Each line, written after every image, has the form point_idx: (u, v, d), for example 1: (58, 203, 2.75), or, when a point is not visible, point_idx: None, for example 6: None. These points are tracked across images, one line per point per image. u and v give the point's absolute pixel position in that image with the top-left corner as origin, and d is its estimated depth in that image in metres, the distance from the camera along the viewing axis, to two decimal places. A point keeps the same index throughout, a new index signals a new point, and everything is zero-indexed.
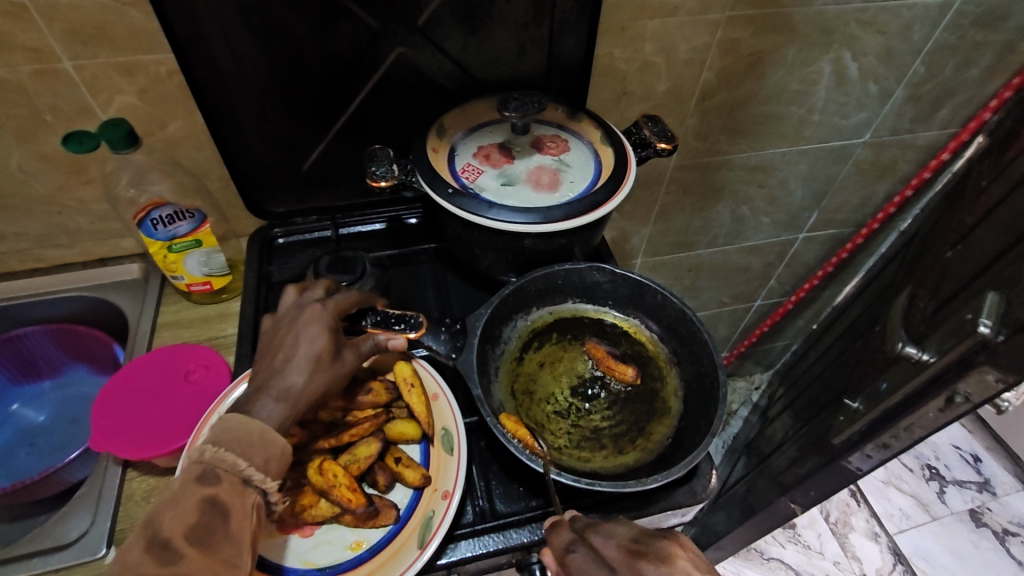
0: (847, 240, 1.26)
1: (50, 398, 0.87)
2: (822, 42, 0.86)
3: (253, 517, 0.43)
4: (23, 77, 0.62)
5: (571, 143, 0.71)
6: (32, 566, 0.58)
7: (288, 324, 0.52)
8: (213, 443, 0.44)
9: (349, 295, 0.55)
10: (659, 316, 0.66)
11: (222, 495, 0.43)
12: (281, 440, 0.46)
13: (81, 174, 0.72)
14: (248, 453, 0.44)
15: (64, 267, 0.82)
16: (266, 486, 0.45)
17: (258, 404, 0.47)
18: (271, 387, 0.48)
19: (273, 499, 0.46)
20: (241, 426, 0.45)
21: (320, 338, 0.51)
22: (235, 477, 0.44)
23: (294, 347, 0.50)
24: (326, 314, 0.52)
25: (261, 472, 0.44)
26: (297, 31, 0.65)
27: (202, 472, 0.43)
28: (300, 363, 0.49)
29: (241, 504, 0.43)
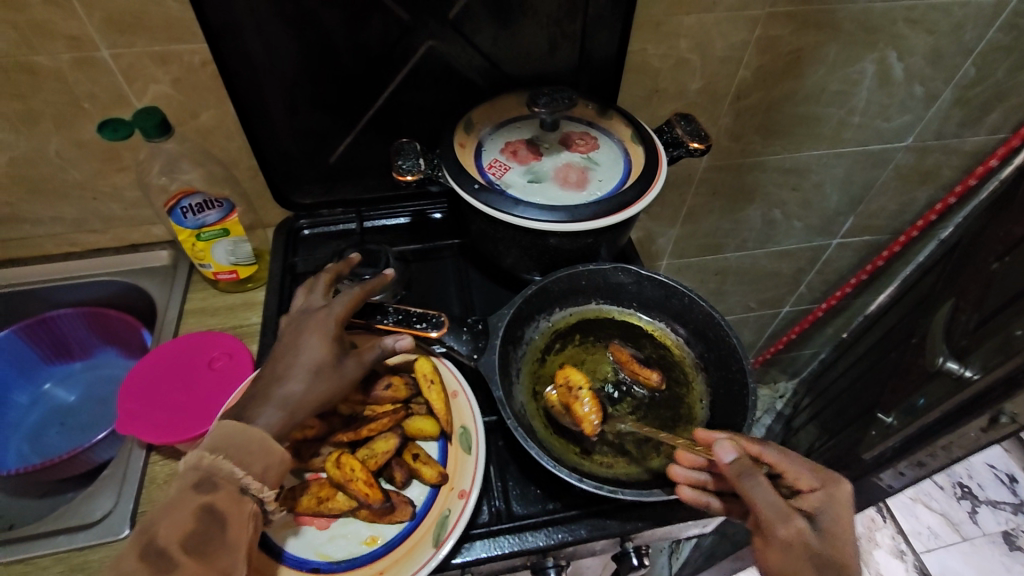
0: (883, 247, 1.21)
1: (80, 379, 0.89)
2: (866, 41, 0.82)
3: (249, 525, 0.44)
4: (62, 65, 0.63)
5: (600, 140, 0.69)
6: (57, 544, 0.59)
7: (292, 335, 0.53)
8: (212, 450, 0.45)
9: (352, 295, 0.54)
10: (686, 319, 0.64)
11: (220, 504, 0.43)
12: (280, 448, 0.47)
13: (115, 161, 0.73)
14: (246, 461, 0.45)
15: (96, 252, 0.84)
16: (264, 495, 0.45)
17: (261, 410, 0.48)
18: (273, 396, 0.49)
19: (270, 508, 0.46)
20: (239, 433, 0.45)
21: (321, 348, 0.51)
22: (233, 486, 0.44)
23: (294, 356, 0.51)
24: (331, 324, 0.52)
25: (259, 481, 0.45)
26: (329, 23, 0.65)
27: (201, 478, 0.43)
28: (300, 372, 0.50)
29: (238, 513, 0.44)
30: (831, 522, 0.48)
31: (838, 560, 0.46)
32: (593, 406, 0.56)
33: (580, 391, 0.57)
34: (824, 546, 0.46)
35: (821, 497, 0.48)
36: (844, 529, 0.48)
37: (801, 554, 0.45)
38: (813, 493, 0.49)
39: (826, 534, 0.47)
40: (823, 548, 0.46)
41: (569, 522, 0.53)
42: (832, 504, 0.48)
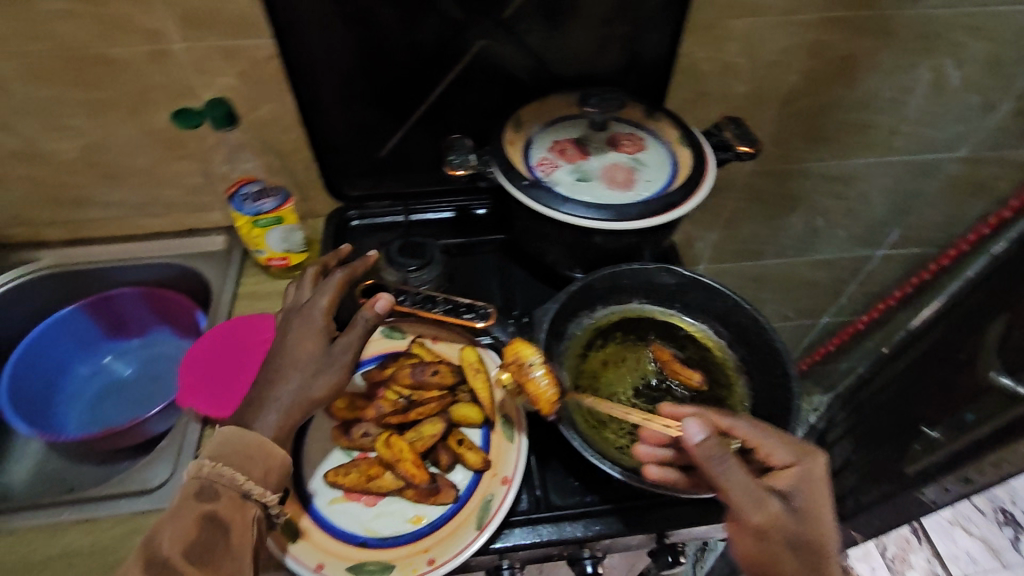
0: (930, 260, 1.18)
1: (136, 355, 0.93)
2: (922, 48, 0.81)
3: (253, 530, 0.45)
4: (138, 56, 0.67)
5: (647, 141, 0.70)
6: (119, 507, 0.62)
7: (281, 335, 0.53)
8: (211, 458, 0.45)
9: (334, 284, 0.54)
10: (729, 321, 0.64)
11: (222, 511, 0.44)
12: (280, 451, 0.47)
13: (179, 149, 0.77)
14: (246, 466, 0.45)
15: (157, 235, 0.88)
16: (266, 499, 0.46)
17: (257, 415, 0.49)
18: (267, 400, 0.49)
19: (274, 512, 0.47)
20: (237, 439, 0.46)
21: (309, 344, 0.51)
22: (234, 492, 0.44)
23: (282, 357, 0.51)
24: (318, 317, 0.53)
25: (260, 485, 0.45)
26: (387, 21, 0.68)
27: (200, 487, 0.44)
28: (290, 371, 0.50)
29: (241, 519, 0.44)
30: (807, 499, 0.47)
31: (810, 538, 0.46)
32: (549, 381, 0.50)
33: (532, 367, 0.50)
34: (799, 527, 0.46)
35: (797, 475, 0.48)
36: (820, 504, 0.48)
37: (774, 538, 0.45)
38: (788, 470, 0.48)
39: (801, 513, 0.47)
40: (799, 528, 0.46)
41: (608, 515, 0.54)
42: (809, 479, 0.48)
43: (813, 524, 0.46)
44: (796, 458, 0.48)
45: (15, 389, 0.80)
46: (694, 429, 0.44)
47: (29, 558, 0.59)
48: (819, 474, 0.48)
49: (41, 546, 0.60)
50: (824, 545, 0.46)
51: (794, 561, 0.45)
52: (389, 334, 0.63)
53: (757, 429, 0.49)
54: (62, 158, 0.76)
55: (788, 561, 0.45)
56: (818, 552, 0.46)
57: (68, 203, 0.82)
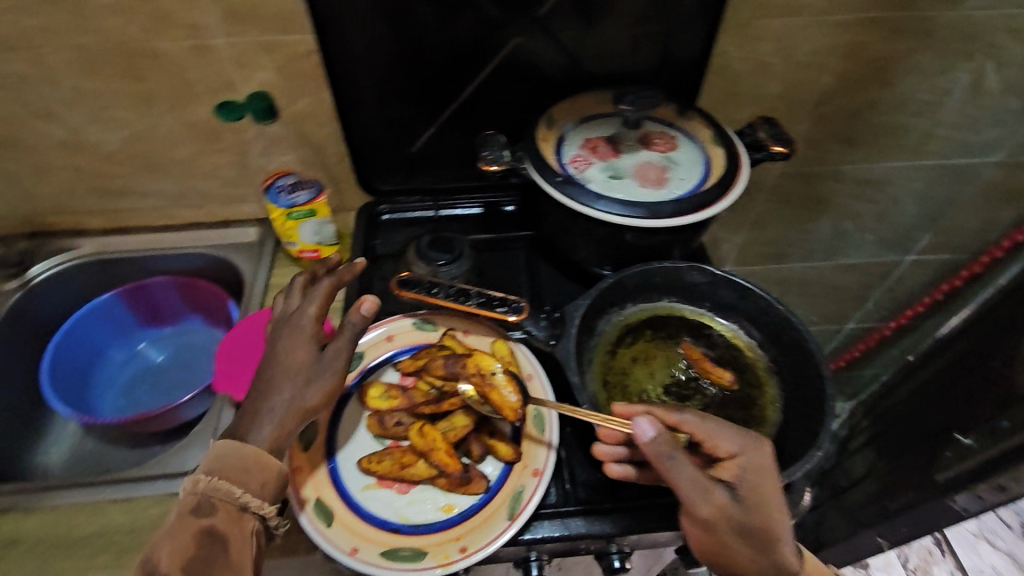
0: (961, 266, 1.16)
1: (169, 342, 0.95)
2: (961, 50, 0.80)
3: (252, 543, 0.45)
4: (182, 50, 0.69)
5: (680, 140, 0.70)
6: (156, 488, 0.64)
7: (270, 346, 0.53)
8: (206, 473, 0.45)
9: (322, 291, 0.55)
10: (761, 321, 0.64)
11: (220, 525, 0.44)
12: (275, 462, 0.47)
13: (217, 141, 0.79)
14: (242, 479, 0.45)
15: (191, 226, 0.90)
16: (265, 512, 0.46)
17: (252, 426, 0.48)
18: (261, 411, 0.49)
19: (272, 523, 0.47)
20: (232, 452, 0.46)
21: (299, 352, 0.51)
22: (231, 506, 0.44)
23: (273, 367, 0.51)
24: (307, 325, 0.53)
25: (258, 498, 0.45)
26: (424, 18, 0.69)
27: (197, 502, 0.44)
28: (282, 382, 0.50)
29: (239, 532, 0.44)
30: (754, 489, 0.47)
31: (759, 525, 0.46)
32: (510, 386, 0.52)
33: (493, 374, 0.53)
34: (748, 518, 0.46)
35: (741, 463, 0.47)
36: (767, 492, 0.47)
37: (722, 528, 0.45)
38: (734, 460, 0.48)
39: (748, 502, 0.46)
40: (746, 519, 0.46)
41: (637, 511, 0.53)
42: (756, 469, 0.47)
43: (762, 513, 0.46)
44: (743, 450, 0.48)
45: (55, 373, 0.83)
46: (648, 431, 0.45)
47: (70, 535, 0.61)
48: (766, 460, 0.47)
49: (82, 522, 0.62)
50: (775, 529, 0.46)
51: (742, 548, 0.46)
52: (421, 326, 0.64)
53: (701, 423, 0.48)
54: (106, 148, 0.79)
55: (737, 549, 0.46)
56: (766, 538, 0.46)
57: (108, 193, 0.85)
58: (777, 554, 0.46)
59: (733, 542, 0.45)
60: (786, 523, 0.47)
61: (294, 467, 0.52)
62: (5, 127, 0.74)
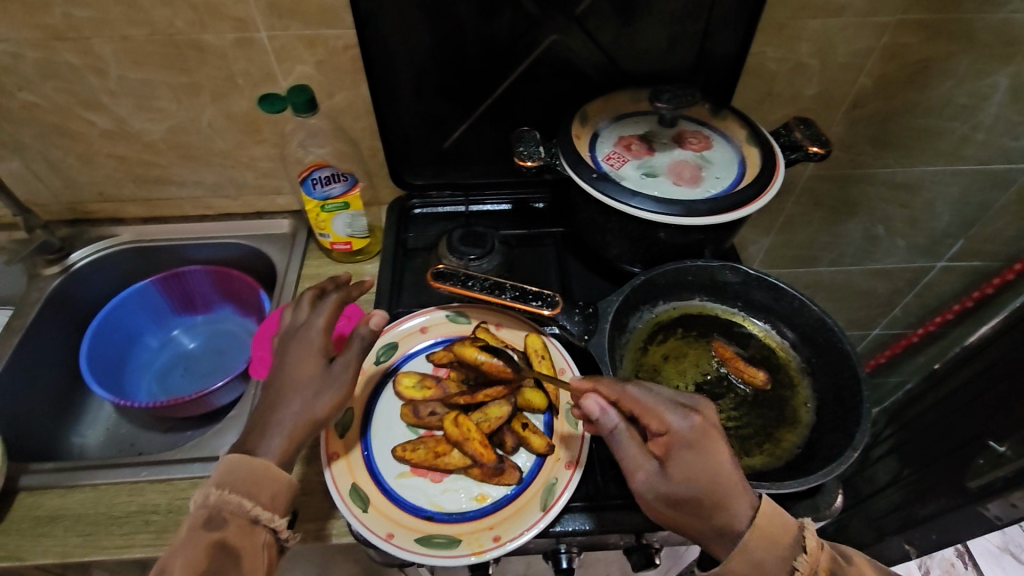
0: (994, 274, 1.14)
1: (200, 330, 0.97)
2: (1003, 53, 0.79)
3: (262, 554, 0.47)
4: (226, 43, 0.71)
5: (715, 140, 0.70)
6: (192, 470, 0.66)
7: (279, 357, 0.54)
8: (217, 486, 0.47)
9: (330, 305, 0.56)
10: (795, 322, 0.64)
11: (230, 538, 0.46)
12: (284, 475, 0.49)
13: (255, 133, 0.81)
14: (253, 492, 0.47)
15: (226, 216, 0.92)
16: (274, 524, 0.48)
17: (261, 439, 0.50)
18: (269, 424, 0.51)
19: (282, 536, 0.49)
20: (243, 466, 0.48)
21: (308, 365, 0.53)
22: (243, 519, 0.46)
23: (282, 379, 0.52)
24: (316, 338, 0.54)
25: (268, 510, 0.47)
26: (463, 14, 0.70)
27: (208, 516, 0.46)
28: (291, 394, 0.52)
29: (251, 544, 0.46)
30: (685, 459, 0.46)
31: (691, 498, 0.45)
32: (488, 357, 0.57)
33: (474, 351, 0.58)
34: (675, 487, 0.45)
35: (673, 436, 0.47)
36: (699, 464, 0.46)
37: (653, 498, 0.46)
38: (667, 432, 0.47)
39: (678, 474, 0.46)
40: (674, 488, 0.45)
41: None
42: (688, 439, 0.47)
43: (693, 482, 0.45)
44: (676, 421, 0.47)
45: (94, 357, 0.85)
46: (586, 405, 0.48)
47: (110, 513, 0.63)
48: (698, 432, 0.47)
49: (122, 501, 0.64)
50: (712, 499, 0.45)
51: (678, 516, 0.46)
52: (454, 319, 0.65)
53: (636, 395, 0.49)
54: (148, 138, 0.81)
55: (670, 516, 0.46)
56: (701, 509, 0.45)
57: (148, 182, 0.87)
58: (716, 523, 0.45)
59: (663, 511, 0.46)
60: (728, 492, 0.45)
61: (330, 454, 0.53)
62: (55, 116, 0.77)
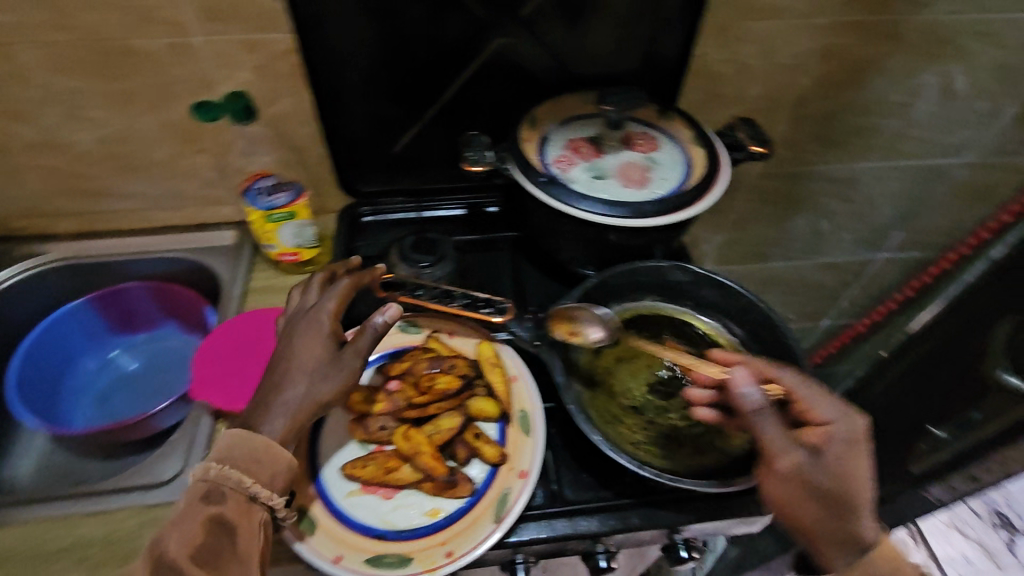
0: (932, 264, 1.19)
1: (142, 349, 0.93)
2: (932, 53, 0.82)
3: (259, 535, 0.45)
4: (159, 48, 0.68)
5: (662, 141, 0.70)
6: (131, 499, 0.62)
7: (286, 339, 0.52)
8: (218, 461, 0.45)
9: (341, 289, 0.54)
10: (743, 318, 0.65)
11: (229, 513, 0.44)
12: (287, 454, 0.46)
13: (195, 142, 0.77)
14: (252, 470, 0.45)
15: (169, 229, 0.88)
16: (273, 502, 0.46)
17: (264, 418, 0.48)
18: (273, 405, 0.48)
19: (280, 515, 0.46)
20: (244, 443, 0.46)
21: (315, 348, 0.50)
22: (241, 496, 0.45)
23: (289, 360, 0.50)
24: (326, 321, 0.52)
25: (267, 488, 0.45)
26: (409, 17, 0.68)
27: (208, 490, 0.44)
28: (297, 376, 0.49)
29: (248, 522, 0.44)
30: (837, 457, 0.49)
31: (835, 491, 0.48)
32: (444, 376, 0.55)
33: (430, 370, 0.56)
34: (824, 477, 0.48)
35: (830, 431, 0.50)
36: (852, 463, 0.49)
37: (797, 483, 0.48)
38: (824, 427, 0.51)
39: (827, 466, 0.49)
40: (818, 478, 0.48)
41: (623, 509, 0.54)
42: (839, 439, 0.50)
43: (840, 480, 0.49)
44: (834, 418, 0.51)
45: (24, 381, 0.80)
46: (743, 378, 0.49)
47: (42, 548, 0.59)
48: (859, 435, 0.50)
49: (54, 535, 0.60)
50: (852, 496, 0.48)
51: (813, 506, 0.48)
52: (406, 328, 0.64)
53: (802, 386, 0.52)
54: (79, 149, 0.76)
55: (806, 505, 0.48)
56: (839, 504, 0.48)
57: (81, 195, 0.82)
58: (844, 521, 0.49)
59: (808, 500, 0.48)
60: (866, 497, 0.49)
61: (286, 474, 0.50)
62: None
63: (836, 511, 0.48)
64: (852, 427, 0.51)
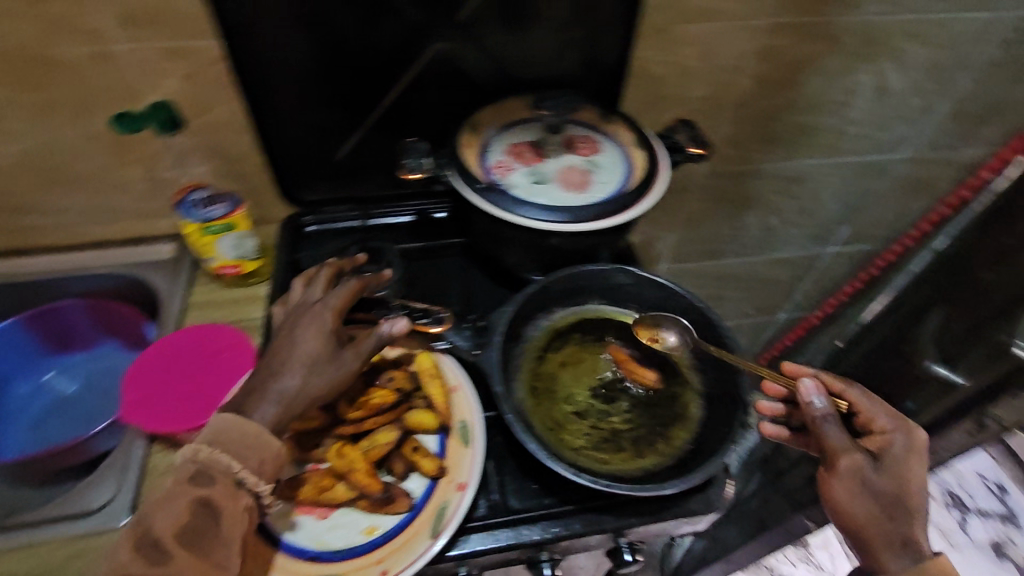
0: (878, 256, 1.22)
1: (81, 369, 0.89)
2: (865, 53, 0.85)
3: (243, 519, 0.46)
4: (78, 57, 0.65)
5: (603, 144, 0.70)
6: (58, 530, 0.59)
7: (288, 329, 0.52)
8: (209, 444, 0.46)
9: (348, 287, 0.54)
10: (685, 320, 0.65)
11: (216, 496, 0.45)
12: (277, 442, 0.47)
13: (125, 154, 0.75)
14: (242, 456, 0.46)
15: (103, 244, 0.85)
16: (260, 489, 0.46)
17: (256, 405, 0.48)
18: (268, 391, 0.49)
19: (266, 501, 0.47)
20: (236, 428, 0.46)
21: (316, 342, 0.51)
22: (229, 479, 0.45)
23: (290, 350, 0.51)
24: (329, 317, 0.52)
25: (255, 475, 0.46)
26: (342, 21, 0.67)
27: (196, 471, 0.45)
28: (295, 367, 0.50)
29: (233, 507, 0.45)
30: (896, 463, 0.52)
31: (894, 495, 0.51)
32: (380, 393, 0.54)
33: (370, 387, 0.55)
34: (884, 481, 0.51)
35: (893, 439, 0.53)
36: (911, 471, 0.52)
37: (857, 483, 0.51)
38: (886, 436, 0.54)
39: (886, 471, 0.52)
40: (880, 481, 0.51)
41: (566, 516, 0.54)
42: (903, 448, 0.53)
43: (901, 486, 0.51)
44: (897, 429, 0.54)
45: None
46: (810, 387, 0.54)
47: None
48: (917, 447, 0.53)
49: None
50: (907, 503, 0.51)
51: (874, 509, 0.51)
52: None
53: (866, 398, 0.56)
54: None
55: (867, 506, 0.51)
56: (899, 509, 0.51)
57: (5, 211, 0.78)
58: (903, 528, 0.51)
59: (868, 500, 0.51)
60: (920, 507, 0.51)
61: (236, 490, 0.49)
62: None
63: (892, 514, 0.51)
64: (913, 437, 0.54)
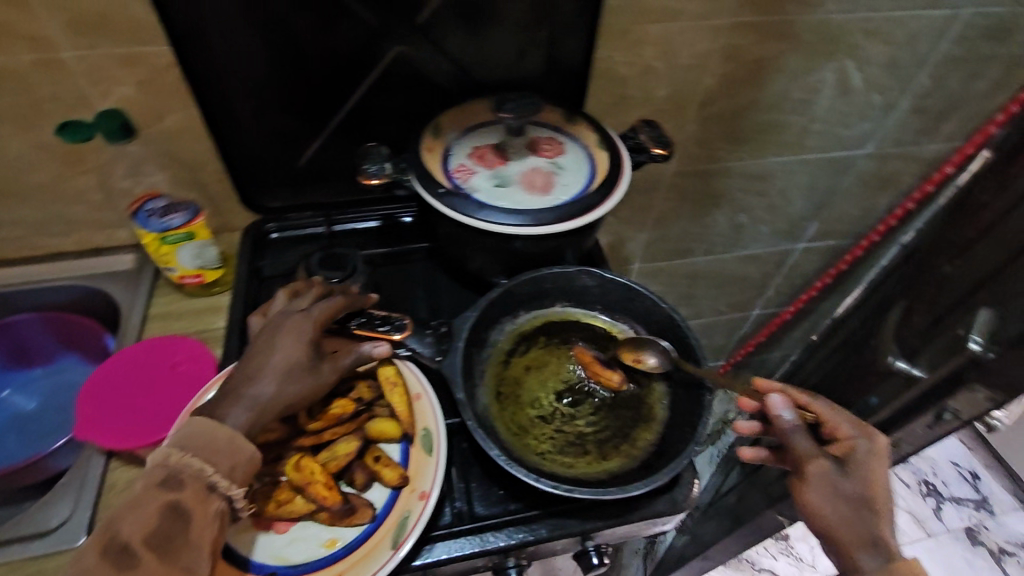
0: (846, 251, 1.24)
1: (40, 385, 0.88)
2: (825, 51, 0.86)
3: (214, 524, 0.44)
4: (21, 65, 0.63)
5: (567, 145, 0.70)
6: (9, 553, 0.58)
7: (266, 337, 0.52)
8: (179, 449, 0.45)
9: (335, 300, 0.55)
10: (649, 320, 0.66)
11: (186, 500, 0.44)
12: (249, 447, 0.47)
13: (78, 163, 0.73)
14: (211, 459, 0.45)
15: (57, 256, 0.82)
16: (232, 493, 0.45)
17: (229, 409, 0.48)
18: (241, 397, 0.49)
19: (238, 506, 0.46)
20: (208, 433, 0.46)
21: (295, 351, 0.51)
22: (200, 484, 0.44)
23: (268, 357, 0.50)
24: (309, 328, 0.52)
25: (226, 479, 0.45)
26: (298, 25, 0.66)
27: (167, 475, 0.44)
28: (271, 375, 0.49)
29: (202, 513, 0.44)
30: (863, 466, 0.52)
31: (861, 497, 0.51)
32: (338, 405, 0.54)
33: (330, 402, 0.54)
34: (852, 485, 0.51)
35: (857, 444, 0.53)
36: (877, 472, 0.52)
37: (826, 489, 0.52)
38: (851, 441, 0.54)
39: (853, 475, 0.52)
40: (848, 485, 0.52)
41: (531, 521, 0.53)
42: (868, 452, 0.53)
43: (869, 488, 0.52)
44: (861, 434, 0.54)
45: None
46: (778, 402, 0.54)
47: None
48: (881, 449, 0.53)
49: None
50: (877, 504, 0.51)
51: (844, 513, 0.51)
52: None
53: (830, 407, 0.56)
54: None
55: (838, 511, 0.51)
56: (869, 511, 0.51)
57: None
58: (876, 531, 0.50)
59: (837, 505, 0.51)
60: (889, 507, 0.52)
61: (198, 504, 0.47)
62: None
63: (863, 516, 0.51)
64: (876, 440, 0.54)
